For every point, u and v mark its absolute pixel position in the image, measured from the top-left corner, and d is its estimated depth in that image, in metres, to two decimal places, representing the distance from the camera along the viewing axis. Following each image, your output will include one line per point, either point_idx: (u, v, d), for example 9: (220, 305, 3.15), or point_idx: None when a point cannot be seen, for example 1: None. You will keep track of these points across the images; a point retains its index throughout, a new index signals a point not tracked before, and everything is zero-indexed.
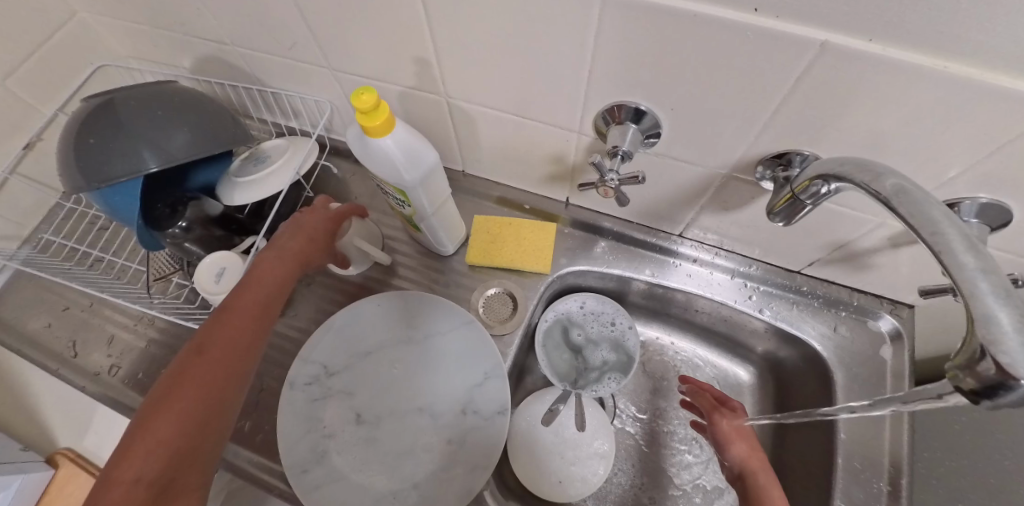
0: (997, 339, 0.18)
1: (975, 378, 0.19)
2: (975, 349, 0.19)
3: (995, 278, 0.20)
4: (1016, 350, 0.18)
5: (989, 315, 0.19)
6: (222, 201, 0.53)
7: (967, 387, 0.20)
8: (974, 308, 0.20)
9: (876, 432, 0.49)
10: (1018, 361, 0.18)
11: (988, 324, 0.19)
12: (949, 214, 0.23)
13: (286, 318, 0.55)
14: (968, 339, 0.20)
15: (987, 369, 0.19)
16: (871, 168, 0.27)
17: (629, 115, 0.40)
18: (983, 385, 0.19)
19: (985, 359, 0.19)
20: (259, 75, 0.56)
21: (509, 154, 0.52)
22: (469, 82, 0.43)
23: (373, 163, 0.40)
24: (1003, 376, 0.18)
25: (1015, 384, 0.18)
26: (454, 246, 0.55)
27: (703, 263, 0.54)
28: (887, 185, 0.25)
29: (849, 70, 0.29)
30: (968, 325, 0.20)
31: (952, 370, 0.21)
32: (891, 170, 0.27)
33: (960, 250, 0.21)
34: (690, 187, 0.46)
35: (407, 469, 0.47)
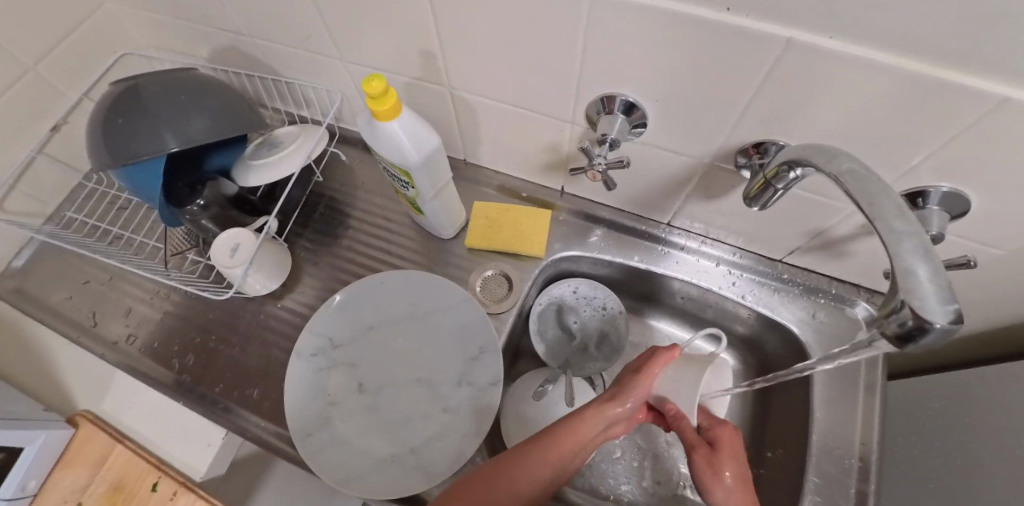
0: (915, 289, 0.22)
1: (898, 325, 0.24)
2: (898, 302, 0.23)
3: (917, 240, 0.23)
4: (927, 296, 0.22)
5: (909, 270, 0.23)
6: (237, 182, 0.56)
7: (889, 333, 0.25)
8: (897, 264, 0.24)
9: (849, 412, 0.51)
10: (927, 307, 0.22)
11: (908, 277, 0.23)
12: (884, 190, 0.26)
13: (294, 295, 0.59)
14: (893, 297, 0.24)
15: (906, 320, 0.23)
16: (830, 152, 0.31)
17: (619, 107, 0.43)
18: (905, 331, 0.23)
19: (904, 308, 0.23)
20: (274, 65, 0.60)
21: (508, 144, 0.55)
22: (471, 74, 0.47)
23: (380, 145, 0.43)
24: (919, 321, 0.22)
25: (929, 326, 0.22)
26: (454, 230, 0.59)
27: (691, 250, 0.57)
28: (843, 167, 0.29)
29: (814, 64, 0.32)
30: (893, 283, 0.24)
31: (879, 320, 0.25)
32: (848, 154, 0.30)
33: (894, 219, 0.25)
34: (677, 176, 0.49)
35: (405, 435, 0.50)
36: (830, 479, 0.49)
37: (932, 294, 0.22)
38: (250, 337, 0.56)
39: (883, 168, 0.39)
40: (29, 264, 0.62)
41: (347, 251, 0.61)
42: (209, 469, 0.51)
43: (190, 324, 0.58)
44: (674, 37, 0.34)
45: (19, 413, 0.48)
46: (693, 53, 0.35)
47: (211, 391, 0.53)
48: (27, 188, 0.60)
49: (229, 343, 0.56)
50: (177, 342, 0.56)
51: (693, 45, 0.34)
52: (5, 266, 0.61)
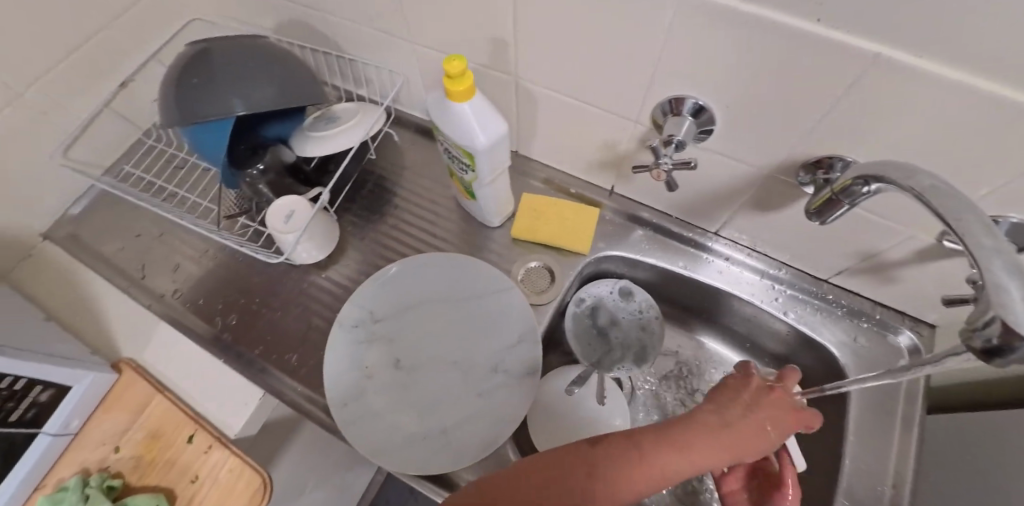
0: (1009, 303, 0.22)
1: (986, 340, 0.24)
2: (987, 317, 0.23)
3: (1014, 258, 0.23)
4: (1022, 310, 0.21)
5: (1001, 286, 0.22)
6: (295, 151, 0.58)
7: (977, 348, 0.25)
8: (988, 279, 0.23)
9: (884, 440, 0.51)
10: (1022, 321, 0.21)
11: (1002, 292, 0.22)
12: (976, 208, 0.25)
13: (337, 267, 0.60)
14: (981, 311, 0.24)
15: (994, 334, 0.23)
16: (909, 170, 0.30)
17: (687, 109, 0.43)
18: (994, 345, 0.23)
19: (993, 323, 0.23)
20: (340, 42, 0.61)
21: (564, 139, 0.56)
22: (540, 64, 0.47)
23: (448, 125, 0.44)
24: (1012, 335, 0.22)
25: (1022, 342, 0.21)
26: (501, 219, 0.59)
27: (734, 262, 0.57)
28: (923, 183, 0.28)
29: (898, 82, 0.31)
30: (985, 295, 0.23)
31: (966, 333, 0.25)
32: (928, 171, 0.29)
33: (983, 234, 0.24)
34: (732, 185, 0.49)
35: (438, 414, 0.50)
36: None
37: None
38: (292, 303, 0.57)
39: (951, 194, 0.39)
40: (87, 214, 0.65)
41: (392, 229, 0.62)
42: (242, 428, 0.52)
43: (235, 285, 0.59)
44: (755, 42, 0.34)
45: (69, 353, 0.49)
46: (771, 61, 0.35)
47: (251, 352, 0.55)
48: (89, 139, 0.62)
49: (272, 308, 0.57)
50: (222, 301, 0.58)
51: (772, 52, 0.34)
52: (62, 213, 0.64)
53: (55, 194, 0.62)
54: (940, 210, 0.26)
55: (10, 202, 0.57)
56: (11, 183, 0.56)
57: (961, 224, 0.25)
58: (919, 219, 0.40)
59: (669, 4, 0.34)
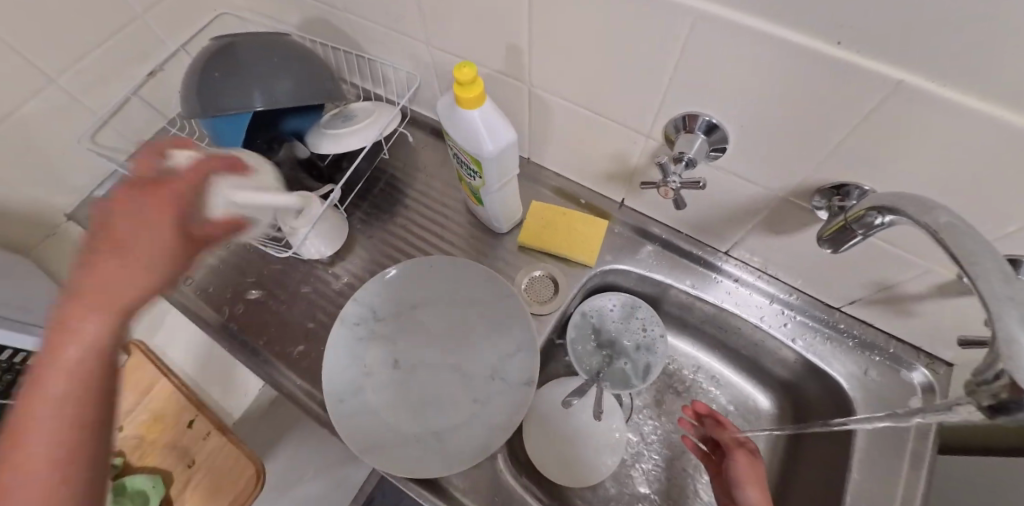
0: (1017, 357, 0.21)
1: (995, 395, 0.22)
2: (997, 369, 0.22)
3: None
4: None
5: (1012, 339, 0.21)
6: (311, 148, 0.59)
7: (984, 403, 0.24)
8: (999, 329, 0.22)
9: (892, 480, 0.48)
10: None
11: (1009, 344, 0.21)
12: (994, 250, 0.24)
13: (344, 264, 0.60)
14: (989, 365, 0.23)
15: (999, 388, 0.22)
16: (927, 205, 0.29)
17: (700, 126, 0.42)
18: (1001, 401, 0.22)
19: (1004, 376, 0.21)
20: (361, 42, 0.62)
21: (576, 149, 0.55)
22: (554, 73, 0.47)
23: (458, 131, 0.44)
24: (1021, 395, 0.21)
25: None
26: (508, 226, 0.59)
27: (744, 283, 0.56)
28: (938, 219, 0.27)
29: (922, 110, 0.30)
30: (995, 345, 0.22)
31: (973, 387, 0.24)
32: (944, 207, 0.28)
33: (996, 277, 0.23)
34: (746, 206, 0.48)
35: (432, 416, 0.50)
36: None
37: None
38: (297, 297, 0.58)
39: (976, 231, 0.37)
40: None
41: (400, 229, 0.62)
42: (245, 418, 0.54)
43: (243, 277, 0.60)
44: (772, 60, 0.33)
45: None
46: (788, 81, 0.34)
47: (255, 341, 0.56)
48: (115, 125, 0.64)
49: (278, 300, 0.58)
50: (230, 290, 0.59)
51: (788, 73, 0.33)
52: (87, 194, 0.66)
53: (81, 176, 0.64)
54: (954, 248, 0.25)
55: (37, 180, 0.60)
56: (40, 163, 0.59)
57: (977, 265, 0.23)
58: (941, 255, 0.38)
59: (686, 19, 0.34)
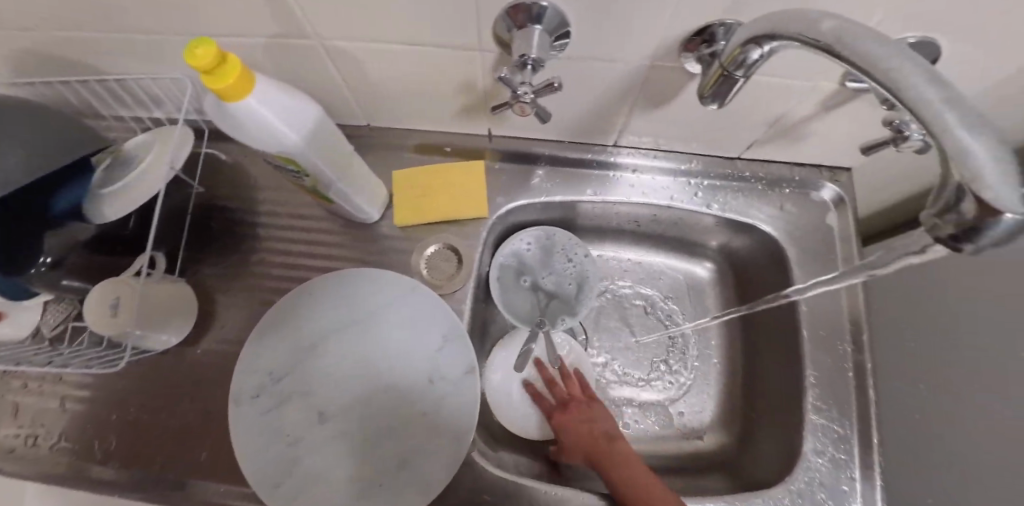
0: (977, 174, 0.17)
1: (956, 221, 0.18)
2: (951, 192, 0.18)
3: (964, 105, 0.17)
4: (997, 182, 0.16)
5: (964, 150, 0.17)
6: (93, 221, 0.44)
7: (944, 234, 0.20)
8: (946, 146, 0.18)
9: (836, 297, 0.49)
10: (999, 193, 0.16)
11: (965, 160, 0.17)
12: (910, 56, 0.20)
13: (215, 334, 0.49)
14: (937, 194, 0.19)
15: (958, 217, 0.18)
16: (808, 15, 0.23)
17: (530, 17, 0.33)
18: (963, 228, 0.18)
19: (963, 201, 0.18)
20: (84, 60, 0.44)
21: (414, 94, 0.45)
22: (337, 15, 0.35)
23: (243, 132, 0.34)
24: (984, 214, 0.17)
25: (998, 219, 0.17)
26: (378, 210, 0.49)
27: (644, 169, 0.52)
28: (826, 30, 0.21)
29: None
30: (941, 164, 0.18)
31: (927, 220, 0.20)
32: (826, 13, 0.23)
33: (919, 81, 0.19)
34: (617, 89, 0.41)
35: (386, 453, 0.43)
36: (827, 370, 0.47)
37: (997, 172, 0.17)
38: (177, 394, 0.47)
39: None
40: None
41: (260, 266, 0.51)
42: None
43: (102, 399, 0.48)
44: None
45: None
46: None
47: (150, 469, 0.45)
48: None
49: (155, 409, 0.47)
50: (89, 424, 0.47)
51: None
52: None
53: None
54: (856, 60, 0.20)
55: None
56: None
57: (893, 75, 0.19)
58: (822, 68, 0.35)
59: None
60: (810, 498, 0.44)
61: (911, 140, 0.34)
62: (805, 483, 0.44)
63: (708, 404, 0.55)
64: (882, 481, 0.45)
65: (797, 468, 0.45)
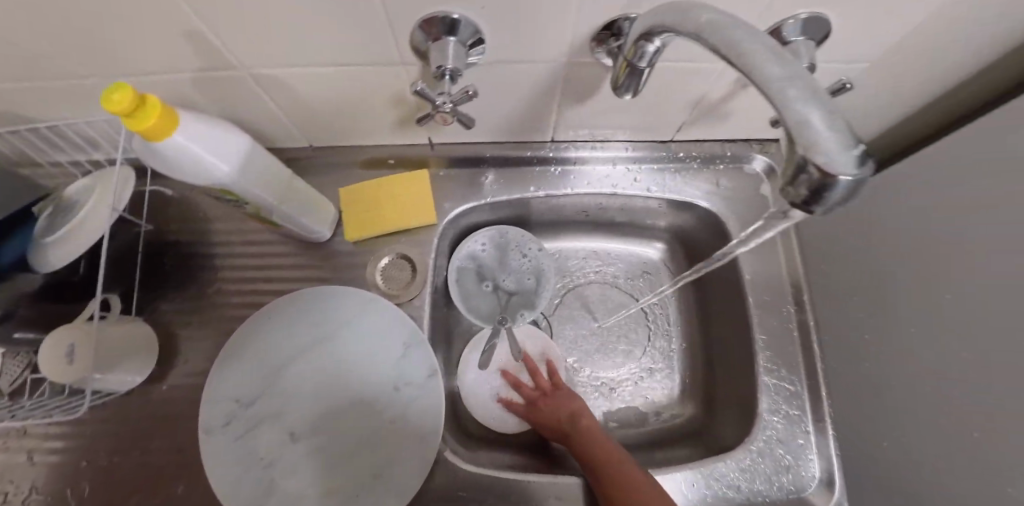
0: (813, 142, 0.18)
1: (805, 186, 0.19)
2: (797, 161, 0.19)
3: (803, 83, 0.19)
4: (830, 147, 0.18)
5: (804, 120, 0.18)
6: (41, 269, 0.44)
7: (797, 199, 0.20)
8: (789, 117, 0.19)
9: (775, 262, 0.52)
10: (831, 157, 0.18)
11: (805, 128, 0.18)
12: (762, 38, 0.21)
13: (179, 369, 0.49)
14: (788, 161, 0.20)
15: (808, 177, 0.19)
16: (680, 9, 0.25)
17: (443, 27, 0.34)
18: (812, 192, 0.19)
19: (807, 167, 0.18)
20: (9, 111, 0.44)
21: (350, 112, 0.46)
22: (258, 43, 0.36)
23: (168, 165, 0.34)
24: (825, 178, 0.18)
25: (835, 181, 0.18)
26: (328, 229, 0.50)
27: (584, 161, 0.54)
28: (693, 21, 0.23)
29: None
30: (788, 141, 0.19)
31: (783, 187, 0.20)
32: (694, 6, 0.25)
33: (764, 62, 0.20)
34: (543, 87, 0.43)
35: (359, 464, 0.44)
36: (774, 332, 0.50)
37: (831, 138, 0.18)
38: (147, 433, 0.47)
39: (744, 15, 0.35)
40: None
41: (218, 296, 0.51)
42: None
43: (67, 449, 0.47)
44: None
45: None
46: None
47: None
48: None
49: (125, 450, 0.47)
50: (57, 476, 0.46)
51: None
52: None
53: None
54: (720, 48, 0.22)
55: None
56: None
57: (746, 59, 0.21)
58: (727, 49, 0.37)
59: None
60: (770, 455, 0.47)
61: None
62: (764, 442, 0.47)
63: (673, 378, 0.58)
64: (834, 431, 0.47)
65: (755, 429, 0.48)
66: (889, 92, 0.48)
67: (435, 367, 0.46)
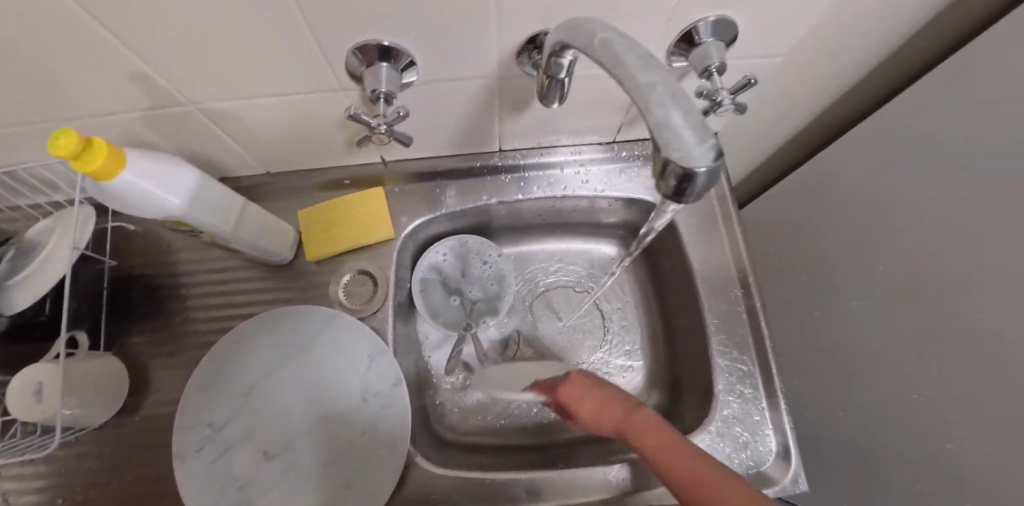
0: (672, 139, 0.20)
1: (668, 181, 0.21)
2: (661, 159, 0.21)
3: (666, 89, 0.21)
4: (685, 144, 0.20)
5: (665, 119, 0.20)
6: (4, 312, 0.45)
7: (669, 192, 0.22)
8: (653, 117, 0.21)
9: (720, 249, 0.55)
10: (687, 152, 0.19)
11: (665, 127, 0.20)
12: (636, 51, 0.23)
13: (152, 398, 0.50)
14: (656, 159, 0.22)
15: (672, 170, 0.20)
16: (576, 26, 0.28)
17: (377, 54, 0.37)
18: (678, 184, 0.21)
19: (669, 164, 0.20)
20: None
21: (301, 138, 0.48)
22: (202, 80, 0.38)
23: (115, 200, 0.35)
24: (685, 171, 0.20)
25: (693, 173, 0.20)
26: (289, 251, 0.52)
27: (534, 167, 0.56)
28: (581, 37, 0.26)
29: None
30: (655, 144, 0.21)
31: (656, 180, 0.22)
32: (589, 22, 0.28)
33: (634, 71, 0.22)
34: (481, 101, 0.45)
35: (333, 475, 0.46)
36: (724, 316, 0.53)
37: (687, 135, 0.20)
38: (122, 464, 0.48)
39: (656, 24, 0.38)
40: None
41: (186, 324, 0.52)
42: None
43: (41, 488, 0.47)
44: None
45: None
46: None
47: None
48: None
49: (101, 483, 0.48)
50: None
51: None
52: None
53: None
54: (601, 60, 0.24)
55: None
56: None
57: (621, 67, 0.23)
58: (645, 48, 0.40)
59: None
60: (729, 434, 0.49)
61: (726, 104, 0.39)
62: (721, 422, 0.49)
63: (638, 370, 0.60)
64: (787, 406, 0.50)
65: (713, 410, 0.50)
66: (809, 79, 0.52)
67: (398, 376, 0.48)
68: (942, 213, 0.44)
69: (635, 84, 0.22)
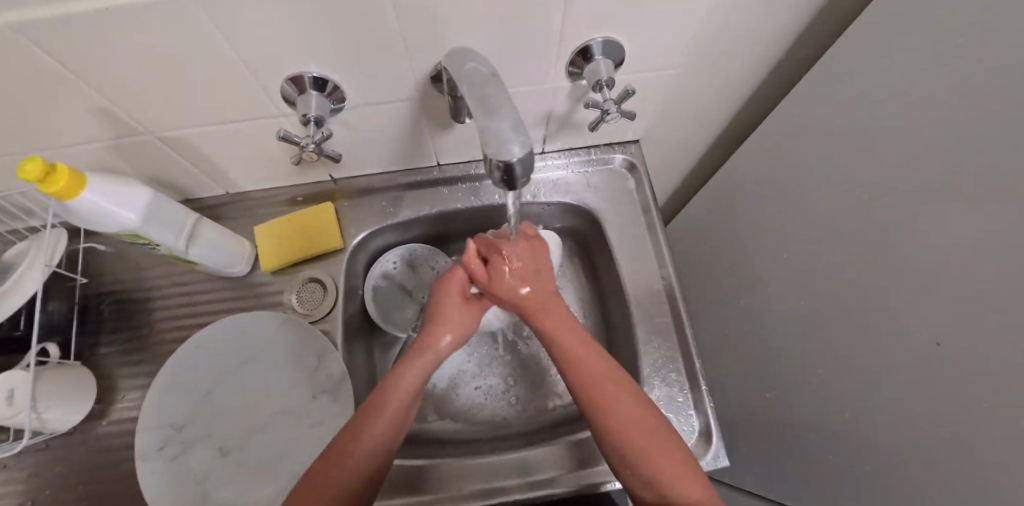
0: (491, 140, 0.25)
1: (496, 172, 0.26)
2: (485, 158, 0.26)
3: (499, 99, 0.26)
4: (500, 142, 0.25)
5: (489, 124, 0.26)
6: None
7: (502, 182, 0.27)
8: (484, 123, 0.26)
9: (644, 247, 0.60)
10: (501, 149, 0.25)
11: (486, 131, 0.25)
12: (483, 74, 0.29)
13: (117, 404, 0.54)
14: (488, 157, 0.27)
15: (496, 164, 0.26)
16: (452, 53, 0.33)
17: (309, 84, 0.43)
18: (505, 174, 0.26)
19: (491, 160, 0.26)
20: None
21: (254, 160, 0.54)
22: (157, 112, 0.44)
23: (77, 217, 0.40)
24: (505, 163, 0.25)
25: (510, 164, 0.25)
26: (246, 263, 0.57)
27: (472, 178, 0.62)
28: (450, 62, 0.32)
29: None
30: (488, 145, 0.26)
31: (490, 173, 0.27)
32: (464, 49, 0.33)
33: (477, 87, 0.28)
34: (410, 120, 0.51)
35: (285, 468, 0.49)
36: (646, 307, 0.58)
37: (504, 134, 0.25)
38: (88, 467, 0.51)
39: (548, 48, 0.44)
40: None
41: (151, 334, 0.56)
42: None
43: (11, 492, 0.50)
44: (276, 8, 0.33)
45: None
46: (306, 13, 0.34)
47: None
48: None
49: (68, 486, 0.51)
50: None
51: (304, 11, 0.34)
52: None
53: None
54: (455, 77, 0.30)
55: None
56: None
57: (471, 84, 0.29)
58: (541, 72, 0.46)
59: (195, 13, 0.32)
60: None
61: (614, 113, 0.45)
62: None
63: None
64: (708, 387, 0.54)
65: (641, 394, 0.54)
66: (710, 89, 0.58)
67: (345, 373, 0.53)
68: (837, 212, 0.50)
69: (475, 96, 0.27)
